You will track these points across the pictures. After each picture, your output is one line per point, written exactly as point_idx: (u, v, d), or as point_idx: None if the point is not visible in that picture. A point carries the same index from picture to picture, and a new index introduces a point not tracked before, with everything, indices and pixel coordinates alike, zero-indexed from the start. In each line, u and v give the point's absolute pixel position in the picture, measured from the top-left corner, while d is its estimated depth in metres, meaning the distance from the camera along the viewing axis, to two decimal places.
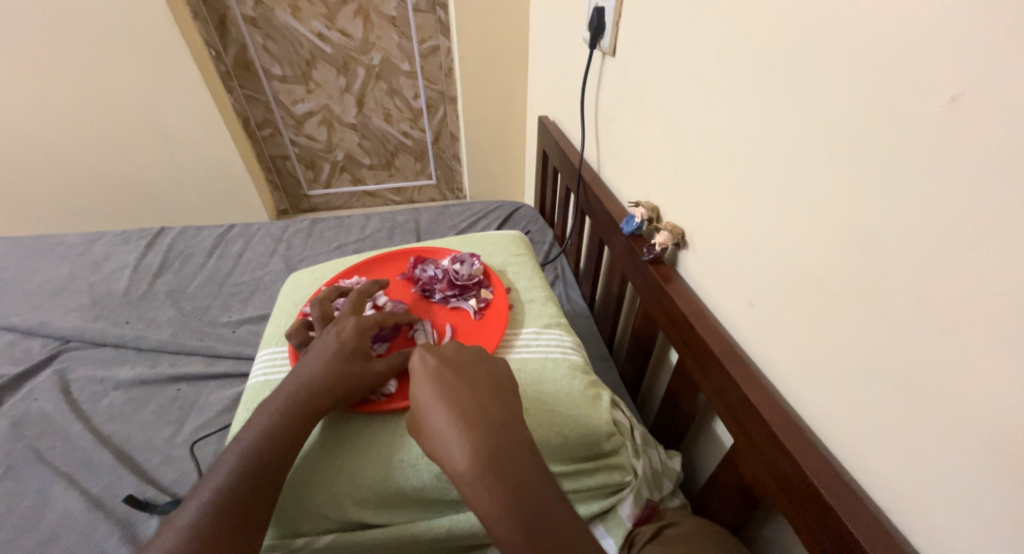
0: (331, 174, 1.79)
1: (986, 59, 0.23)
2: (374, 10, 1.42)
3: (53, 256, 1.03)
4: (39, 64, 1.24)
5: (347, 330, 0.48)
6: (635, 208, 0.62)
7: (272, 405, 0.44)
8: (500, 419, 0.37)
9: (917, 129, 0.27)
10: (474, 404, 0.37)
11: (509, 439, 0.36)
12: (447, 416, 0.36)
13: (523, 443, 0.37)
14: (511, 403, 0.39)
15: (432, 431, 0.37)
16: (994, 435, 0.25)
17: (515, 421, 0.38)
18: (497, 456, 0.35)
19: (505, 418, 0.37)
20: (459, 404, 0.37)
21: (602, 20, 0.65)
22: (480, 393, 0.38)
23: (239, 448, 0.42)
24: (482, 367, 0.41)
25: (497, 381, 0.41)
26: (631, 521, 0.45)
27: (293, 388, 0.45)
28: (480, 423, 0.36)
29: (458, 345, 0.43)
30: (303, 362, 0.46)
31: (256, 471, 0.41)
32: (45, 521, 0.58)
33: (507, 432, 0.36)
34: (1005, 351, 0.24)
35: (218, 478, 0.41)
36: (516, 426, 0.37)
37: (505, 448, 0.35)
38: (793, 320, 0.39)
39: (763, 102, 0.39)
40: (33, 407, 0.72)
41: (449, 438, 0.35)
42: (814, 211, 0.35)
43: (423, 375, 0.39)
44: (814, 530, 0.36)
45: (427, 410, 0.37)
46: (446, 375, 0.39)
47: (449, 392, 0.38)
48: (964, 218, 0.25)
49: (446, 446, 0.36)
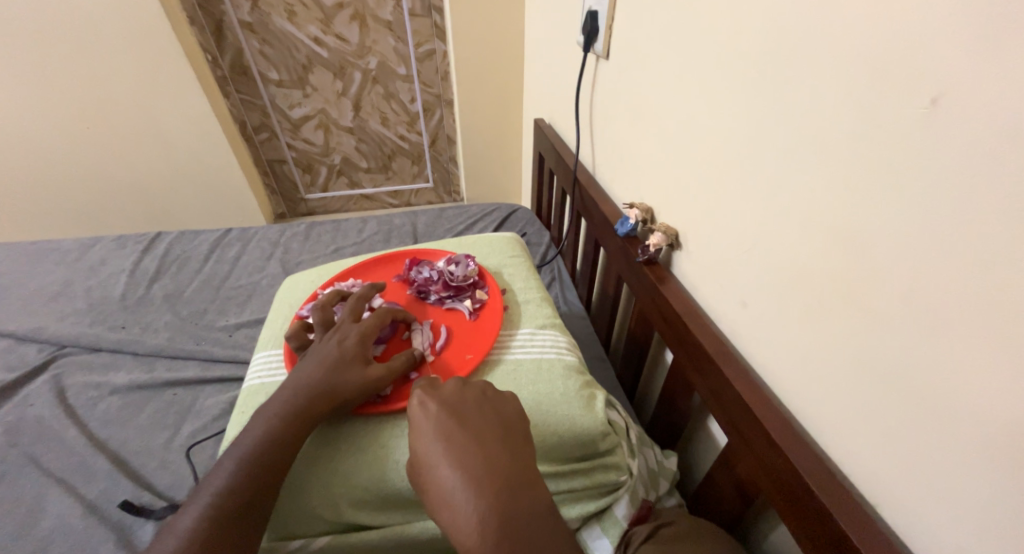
0: (328, 178, 1.79)
1: (965, 61, 0.24)
2: (370, 14, 1.43)
3: (49, 261, 1.02)
4: (35, 69, 1.24)
5: (348, 338, 0.49)
6: (630, 209, 0.62)
7: (270, 410, 0.44)
8: (507, 473, 0.36)
9: (901, 129, 0.27)
10: (480, 458, 0.37)
11: (518, 495, 0.35)
12: (453, 472, 0.36)
13: (533, 497, 0.36)
14: (518, 453, 0.38)
15: (437, 487, 0.36)
16: (983, 431, 0.25)
17: (523, 473, 0.37)
18: (507, 514, 0.34)
19: (513, 470, 0.37)
20: (464, 459, 0.36)
21: (595, 23, 0.66)
22: (486, 443, 0.38)
23: (237, 453, 0.42)
24: (486, 412, 0.41)
25: (504, 427, 0.40)
26: (627, 520, 0.45)
27: (293, 394, 0.45)
28: (488, 479, 0.35)
29: (460, 388, 0.42)
30: (303, 368, 0.47)
31: (254, 475, 0.41)
32: (40, 527, 0.57)
33: (516, 487, 0.36)
34: (992, 347, 0.24)
35: (216, 482, 0.41)
36: (527, 479, 0.36)
37: (515, 505, 0.35)
38: (784, 320, 0.39)
39: (752, 105, 0.40)
40: (28, 412, 0.72)
41: (456, 497, 0.35)
42: (804, 212, 0.35)
43: (424, 426, 0.39)
44: (808, 528, 0.36)
45: (432, 464, 0.37)
46: (449, 424, 0.39)
47: (453, 445, 0.37)
48: (948, 216, 0.25)
49: (451, 506, 0.35)
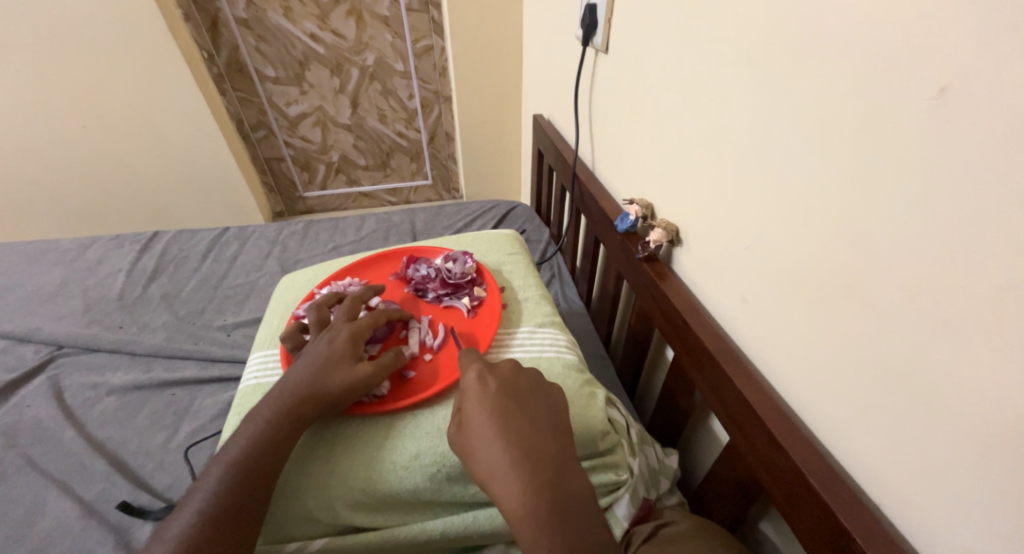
0: (326, 176, 1.79)
1: (973, 52, 0.23)
2: (367, 10, 1.42)
3: (46, 262, 1.02)
4: (30, 68, 1.23)
5: (340, 337, 0.48)
6: (630, 205, 0.61)
7: (262, 412, 0.44)
8: (558, 456, 0.36)
9: (908, 121, 0.26)
10: (533, 440, 0.37)
11: (565, 474, 0.35)
12: (505, 450, 0.36)
13: (580, 484, 0.36)
14: (566, 440, 0.38)
15: (484, 459, 0.36)
16: (989, 431, 0.25)
17: (571, 460, 0.37)
18: (553, 494, 0.34)
19: (561, 452, 0.37)
20: (518, 437, 0.36)
21: (594, 16, 0.65)
22: (540, 427, 0.38)
23: (228, 457, 0.42)
24: (539, 397, 0.41)
25: (555, 413, 0.40)
26: (628, 520, 0.44)
27: (286, 395, 0.44)
28: (539, 459, 0.35)
29: (514, 368, 0.43)
30: (295, 369, 0.46)
31: (244, 479, 0.40)
32: (38, 528, 0.57)
33: (564, 472, 0.36)
34: (1000, 346, 0.24)
35: (206, 487, 0.40)
36: (573, 461, 0.37)
37: (561, 488, 0.35)
38: (788, 318, 0.39)
39: (754, 100, 0.39)
40: (26, 414, 0.72)
41: (505, 473, 0.35)
42: (807, 209, 0.35)
43: (481, 399, 0.39)
44: (810, 528, 0.35)
45: (483, 437, 0.37)
46: (506, 403, 0.39)
47: (508, 423, 0.37)
48: (956, 212, 0.25)
49: (499, 478, 0.35)
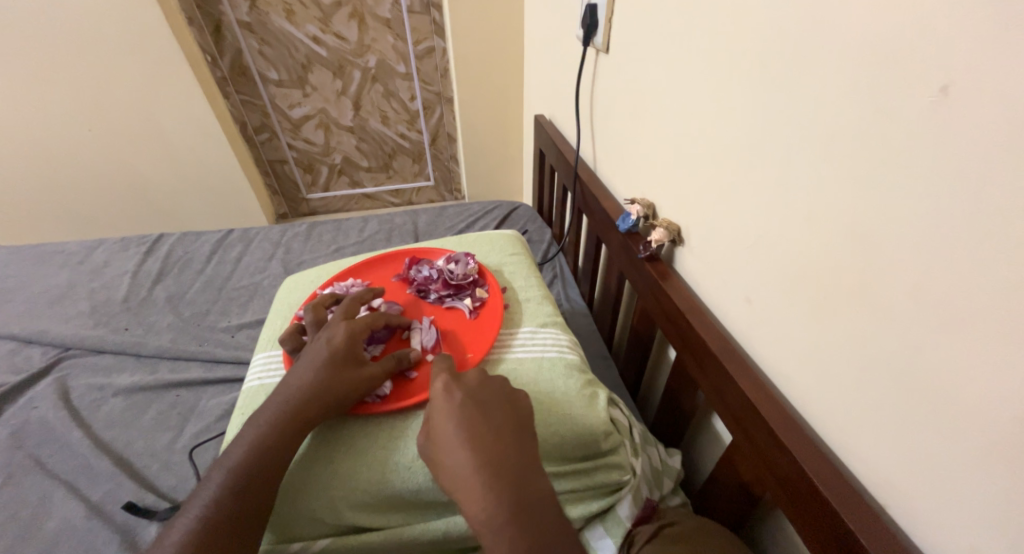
0: (329, 178, 1.79)
1: (974, 50, 0.23)
2: (369, 12, 1.42)
3: (53, 264, 1.03)
4: (36, 72, 1.24)
5: (337, 336, 0.48)
6: (631, 205, 0.61)
7: (262, 417, 0.44)
8: (523, 465, 0.36)
9: (909, 120, 0.26)
10: (497, 449, 0.36)
11: (530, 483, 0.36)
12: (471, 460, 0.36)
13: (541, 489, 0.36)
14: (529, 447, 0.38)
15: (451, 470, 0.36)
16: (994, 433, 0.25)
17: (534, 466, 0.37)
18: (517, 502, 0.34)
19: (526, 461, 0.37)
20: (482, 448, 0.36)
21: (595, 16, 0.65)
22: (504, 436, 0.38)
23: (230, 461, 0.42)
24: (507, 405, 0.40)
25: (519, 420, 0.39)
26: (631, 521, 0.44)
27: (285, 399, 0.44)
28: (504, 469, 0.35)
29: (482, 376, 0.42)
30: (295, 372, 0.46)
31: (246, 483, 0.40)
32: (45, 528, 0.58)
33: (527, 479, 0.36)
34: (1004, 347, 0.23)
35: (208, 492, 0.40)
36: (538, 470, 0.37)
37: (524, 495, 0.35)
38: (792, 319, 0.38)
39: (755, 99, 0.39)
40: (32, 415, 0.72)
41: (470, 483, 0.35)
42: (810, 210, 0.35)
43: (445, 410, 0.39)
44: (813, 528, 0.35)
45: (449, 448, 0.37)
46: (471, 413, 0.38)
47: (471, 433, 0.37)
48: (960, 212, 0.25)
49: (465, 489, 0.35)
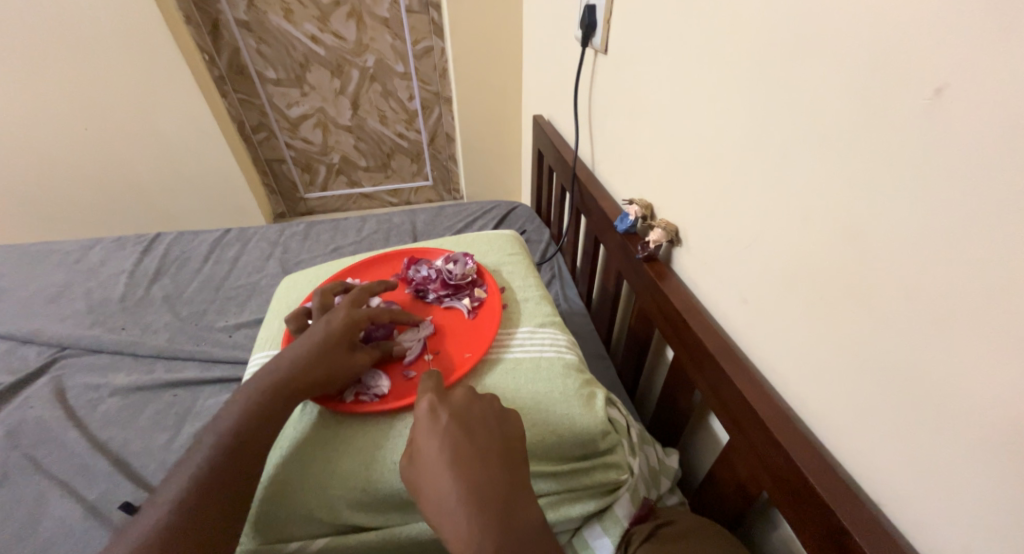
0: (327, 177, 1.79)
1: (967, 52, 0.23)
2: (367, 11, 1.42)
3: (49, 263, 1.02)
4: (33, 70, 1.24)
5: (336, 320, 0.49)
6: (629, 206, 0.62)
7: (251, 387, 0.45)
8: (506, 493, 0.36)
9: (904, 122, 0.27)
10: (481, 477, 0.36)
11: (514, 511, 0.36)
12: (453, 488, 0.36)
13: (523, 516, 0.36)
14: (515, 472, 0.38)
15: (434, 497, 0.36)
16: (988, 431, 0.25)
17: (518, 493, 0.37)
18: (498, 532, 0.34)
19: (511, 489, 0.37)
20: (466, 475, 0.36)
21: (593, 17, 0.65)
22: (489, 462, 0.37)
23: (218, 441, 0.42)
24: (493, 428, 0.40)
25: (506, 443, 0.39)
26: (627, 520, 0.44)
27: (274, 369, 0.46)
28: (488, 497, 0.35)
29: (470, 396, 0.42)
30: (289, 348, 0.48)
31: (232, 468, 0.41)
32: (41, 529, 0.57)
33: (511, 506, 0.36)
34: (1000, 346, 0.24)
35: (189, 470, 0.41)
36: (522, 497, 0.37)
37: (507, 523, 0.35)
38: (788, 319, 0.39)
39: (753, 100, 0.39)
40: (28, 415, 0.72)
41: (453, 512, 0.35)
42: (807, 211, 0.35)
43: (430, 434, 0.39)
44: (809, 526, 0.36)
45: (433, 474, 0.37)
46: (456, 437, 0.38)
47: (455, 460, 0.37)
48: (955, 213, 0.25)
49: (447, 518, 0.35)
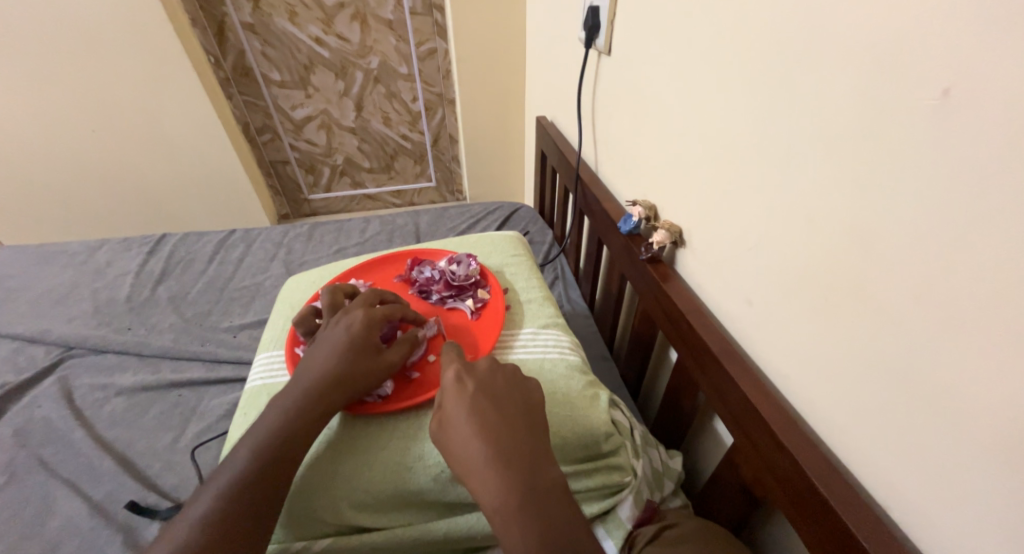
0: (331, 178, 1.80)
1: (974, 53, 0.23)
2: (371, 14, 1.43)
3: (56, 264, 1.03)
4: (40, 72, 1.25)
5: (356, 324, 0.48)
6: (632, 207, 0.61)
7: (284, 401, 0.44)
8: (534, 455, 0.36)
9: (911, 123, 0.26)
10: (510, 439, 0.36)
11: (542, 471, 0.36)
12: (483, 449, 0.36)
13: (551, 475, 0.36)
14: (541, 436, 0.38)
15: (464, 459, 0.36)
16: (994, 434, 0.25)
17: (545, 455, 0.37)
18: (529, 490, 0.34)
19: (538, 451, 0.37)
20: (495, 438, 0.36)
21: (597, 19, 0.65)
22: (516, 426, 0.38)
23: (238, 456, 0.41)
24: (518, 395, 0.40)
25: (530, 411, 0.39)
26: (632, 522, 0.44)
27: (310, 380, 0.45)
28: (517, 459, 0.36)
29: (492, 366, 0.42)
30: (313, 356, 0.47)
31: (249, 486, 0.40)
32: (48, 527, 0.58)
33: (538, 469, 0.36)
34: (1006, 348, 0.23)
35: (212, 490, 0.40)
36: (549, 459, 0.37)
37: (537, 482, 0.35)
38: (794, 321, 0.38)
39: (758, 102, 0.39)
40: (35, 414, 0.73)
41: (484, 472, 0.35)
42: (811, 212, 0.35)
43: (458, 400, 0.39)
44: (814, 530, 0.35)
45: (462, 437, 0.37)
46: (482, 403, 0.38)
47: (484, 423, 0.37)
48: (964, 214, 0.24)
49: (478, 477, 0.35)
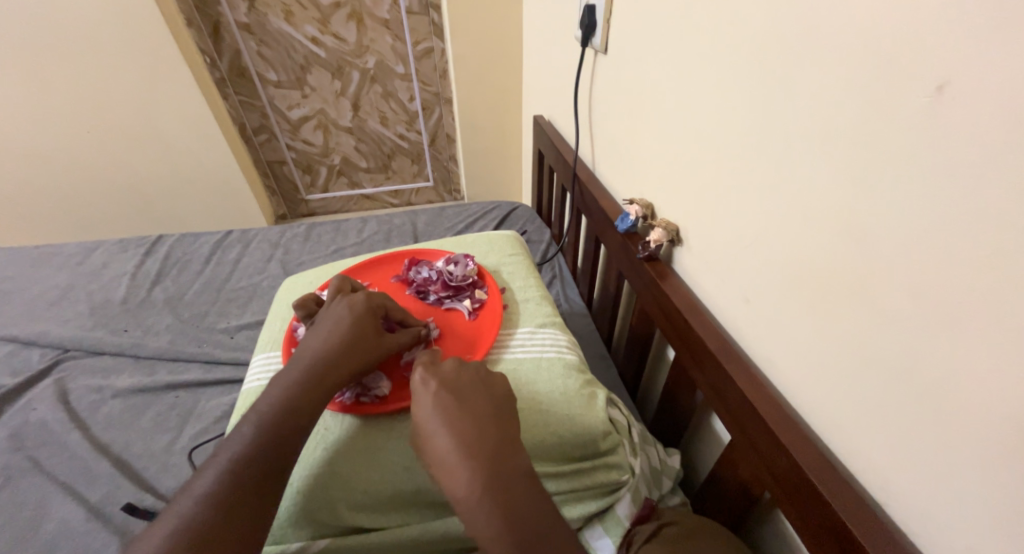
0: (329, 178, 1.79)
1: (968, 49, 0.23)
2: (368, 13, 1.43)
3: (51, 266, 1.03)
4: (35, 72, 1.24)
5: (358, 304, 0.49)
6: (629, 205, 0.61)
7: (286, 378, 0.44)
8: (500, 447, 0.36)
9: (905, 120, 0.27)
10: (475, 434, 0.36)
11: (508, 463, 0.35)
12: (449, 446, 0.36)
13: (519, 469, 0.36)
14: (508, 429, 0.38)
15: (434, 457, 0.37)
16: (989, 430, 0.25)
17: (513, 447, 0.37)
18: (496, 483, 0.34)
19: (505, 444, 0.36)
20: (460, 434, 0.36)
21: (593, 17, 0.65)
22: (480, 420, 0.37)
23: (238, 444, 0.40)
24: (483, 391, 0.40)
25: (497, 405, 0.39)
26: (629, 520, 0.44)
27: (313, 355, 0.45)
28: (482, 452, 0.35)
29: (458, 364, 0.43)
30: (316, 334, 0.47)
31: (250, 473, 0.39)
32: (44, 530, 0.58)
33: (506, 463, 0.35)
34: (1002, 343, 0.23)
35: (207, 479, 0.38)
36: (516, 452, 0.36)
37: (504, 474, 0.35)
38: (791, 319, 0.38)
39: (754, 99, 0.39)
40: (32, 416, 0.72)
41: (452, 467, 0.35)
42: (808, 209, 0.35)
43: (423, 401, 0.39)
44: (812, 527, 0.35)
45: (431, 437, 0.37)
46: (445, 400, 0.39)
47: (447, 421, 0.37)
48: (958, 210, 0.25)
49: (447, 473, 0.35)
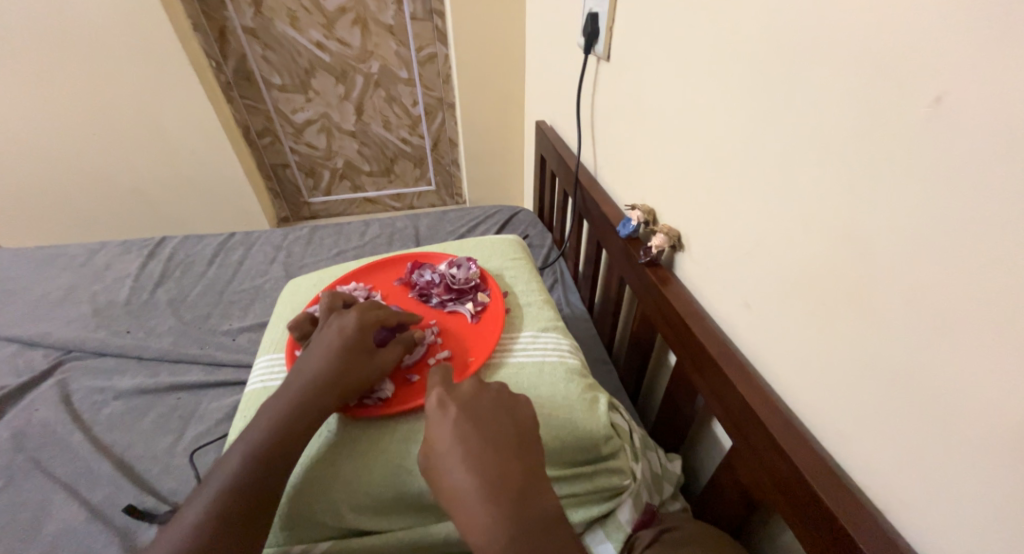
0: (331, 181, 1.80)
1: (967, 59, 0.23)
2: (372, 18, 1.44)
3: (54, 267, 1.03)
4: (41, 74, 1.25)
5: (348, 327, 0.48)
6: (631, 211, 0.62)
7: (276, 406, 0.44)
8: (522, 482, 0.36)
9: (905, 128, 0.27)
10: (497, 469, 0.36)
11: (529, 501, 0.35)
12: (468, 480, 0.36)
13: (540, 508, 0.35)
14: (530, 462, 0.38)
15: (451, 490, 0.36)
16: (989, 436, 0.25)
17: (535, 482, 0.37)
18: (518, 523, 0.34)
19: (526, 479, 0.36)
20: (481, 468, 0.36)
21: (595, 25, 0.66)
22: (502, 453, 0.37)
23: (250, 444, 0.41)
24: (504, 420, 0.40)
25: (518, 432, 0.39)
26: (631, 525, 0.45)
27: (300, 385, 0.45)
28: (504, 489, 0.35)
29: (478, 388, 0.42)
30: (306, 360, 0.47)
31: (263, 472, 0.40)
32: (44, 531, 0.58)
33: (528, 501, 0.35)
34: (1001, 349, 0.24)
35: (224, 475, 0.40)
36: (538, 488, 0.36)
37: (525, 513, 0.35)
38: (792, 325, 0.39)
39: (755, 107, 0.39)
40: (34, 417, 0.72)
41: (471, 503, 0.35)
42: (809, 216, 0.35)
43: (442, 428, 0.39)
44: (812, 533, 0.35)
45: (449, 468, 0.37)
46: (466, 430, 0.38)
47: (468, 452, 0.37)
48: (958, 217, 0.25)
49: (465, 509, 0.35)
